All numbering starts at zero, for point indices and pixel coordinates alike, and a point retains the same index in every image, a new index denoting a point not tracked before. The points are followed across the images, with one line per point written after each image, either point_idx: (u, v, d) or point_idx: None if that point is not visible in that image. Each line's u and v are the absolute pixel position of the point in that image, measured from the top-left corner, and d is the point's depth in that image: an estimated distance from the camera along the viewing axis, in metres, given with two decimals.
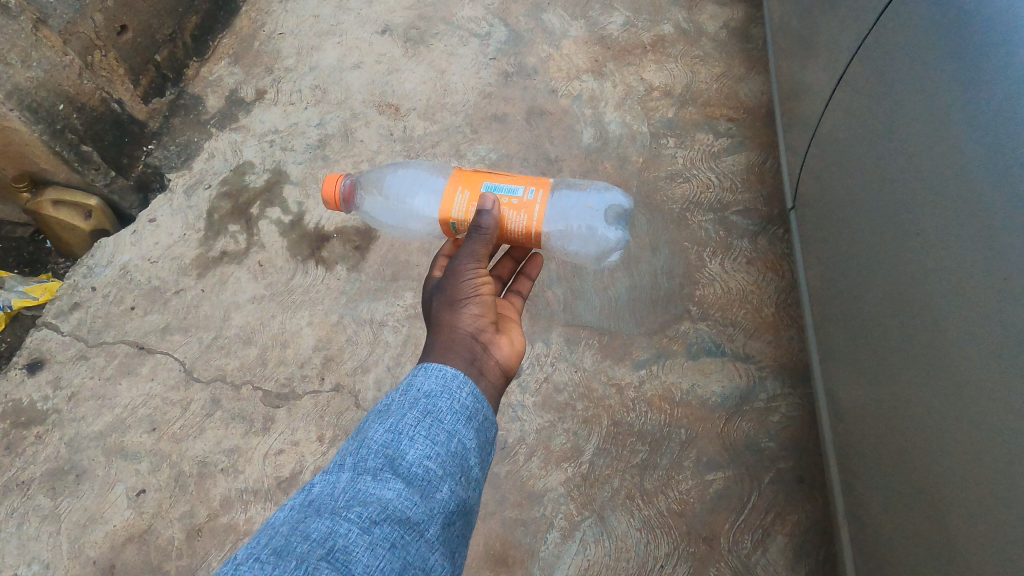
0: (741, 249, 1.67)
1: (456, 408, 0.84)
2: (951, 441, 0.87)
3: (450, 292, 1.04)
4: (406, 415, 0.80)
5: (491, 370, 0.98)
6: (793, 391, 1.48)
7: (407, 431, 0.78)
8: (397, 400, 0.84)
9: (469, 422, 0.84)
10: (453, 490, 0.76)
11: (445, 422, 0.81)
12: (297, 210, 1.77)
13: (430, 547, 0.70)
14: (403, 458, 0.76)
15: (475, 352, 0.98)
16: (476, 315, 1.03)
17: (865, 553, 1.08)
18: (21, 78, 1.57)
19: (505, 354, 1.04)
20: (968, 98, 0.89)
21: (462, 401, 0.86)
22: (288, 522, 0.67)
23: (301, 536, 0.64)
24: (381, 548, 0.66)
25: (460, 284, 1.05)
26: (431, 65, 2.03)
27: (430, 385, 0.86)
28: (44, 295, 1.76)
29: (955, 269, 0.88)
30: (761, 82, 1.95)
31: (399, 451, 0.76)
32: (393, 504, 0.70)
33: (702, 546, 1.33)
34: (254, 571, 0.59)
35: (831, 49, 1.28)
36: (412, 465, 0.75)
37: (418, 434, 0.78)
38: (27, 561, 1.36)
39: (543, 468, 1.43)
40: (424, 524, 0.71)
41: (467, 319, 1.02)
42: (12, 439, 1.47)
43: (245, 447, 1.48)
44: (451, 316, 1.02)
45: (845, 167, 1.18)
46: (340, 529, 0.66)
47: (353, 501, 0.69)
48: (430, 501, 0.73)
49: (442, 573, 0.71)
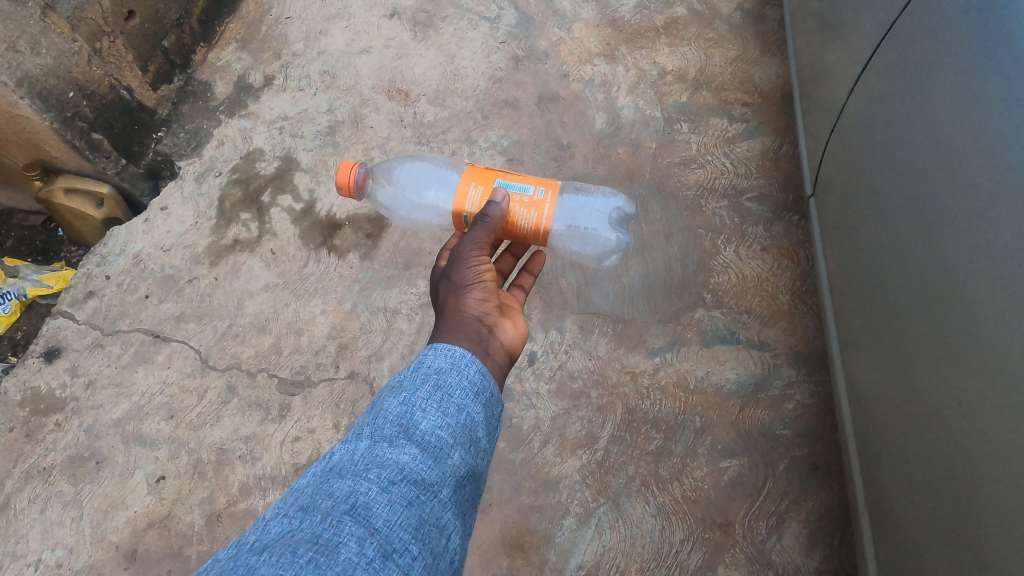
0: (757, 236, 1.66)
1: (465, 383, 0.83)
2: (981, 429, 0.85)
3: (455, 278, 1.03)
4: (418, 389, 0.80)
5: (497, 352, 0.97)
6: (809, 378, 1.47)
7: (420, 403, 0.78)
8: (408, 376, 0.83)
9: (478, 397, 0.83)
10: (464, 457, 0.77)
11: (455, 396, 0.81)
12: (308, 197, 1.77)
13: (443, 506, 0.71)
14: (416, 427, 0.76)
15: (481, 334, 0.96)
16: (480, 300, 1.02)
17: (887, 543, 1.06)
18: (31, 65, 1.56)
19: (509, 337, 1.02)
20: (1001, 78, 0.87)
21: (471, 377, 0.85)
22: (312, 484, 0.68)
23: (325, 495, 0.66)
24: (399, 505, 0.67)
25: (465, 270, 1.04)
26: (440, 49, 2.01)
27: (440, 362, 0.85)
28: (58, 284, 1.78)
29: (986, 255, 0.86)
30: (776, 66, 1.93)
31: (413, 421, 0.76)
32: (409, 466, 0.71)
33: (717, 532, 1.34)
34: (282, 527, 0.61)
35: (853, 30, 1.25)
36: (425, 433, 0.75)
37: (430, 405, 0.78)
38: (50, 546, 1.38)
39: (559, 455, 1.43)
40: (438, 486, 0.72)
41: (472, 303, 1.01)
42: (32, 427, 1.49)
43: (261, 434, 1.49)
44: (457, 301, 1.01)
45: (866, 153, 1.16)
46: (361, 488, 0.67)
47: (372, 465, 0.70)
48: (442, 465, 0.74)
49: (455, 532, 0.71)
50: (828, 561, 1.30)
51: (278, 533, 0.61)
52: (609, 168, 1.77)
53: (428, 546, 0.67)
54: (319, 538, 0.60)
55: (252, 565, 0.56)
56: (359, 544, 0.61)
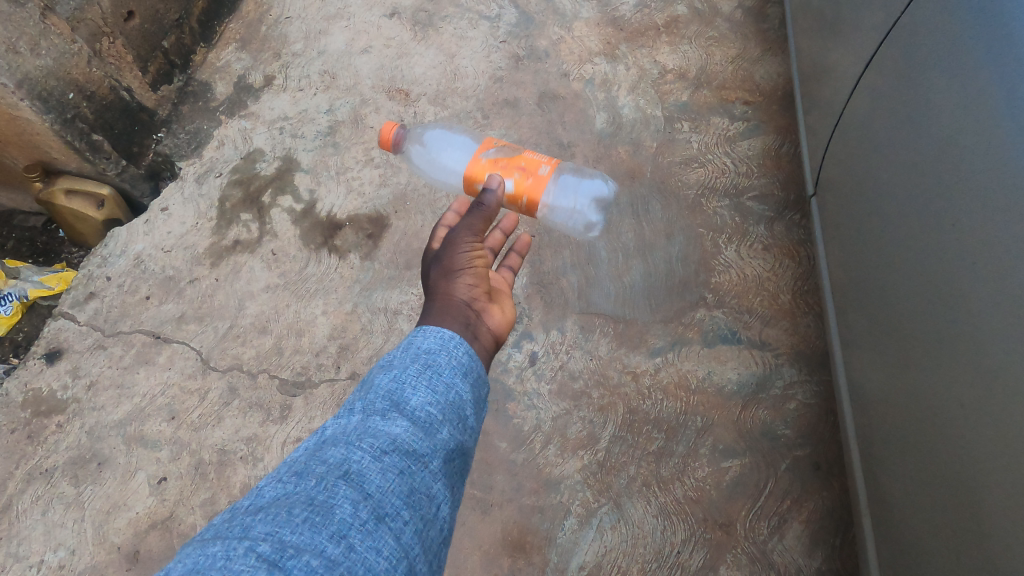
0: (758, 235, 1.66)
1: (454, 363, 0.82)
2: (984, 428, 0.85)
3: (446, 262, 1.03)
4: (408, 366, 0.79)
5: (485, 336, 0.96)
6: (810, 378, 1.47)
7: (410, 380, 0.77)
8: (398, 355, 0.82)
9: (466, 376, 0.82)
10: (454, 432, 0.76)
11: (445, 374, 0.80)
12: (308, 198, 1.77)
13: (433, 477, 0.71)
14: (407, 402, 0.75)
15: (469, 319, 0.95)
16: (470, 285, 1.01)
17: (890, 544, 1.06)
18: (31, 67, 1.56)
19: (497, 323, 1.01)
20: (1003, 80, 0.87)
21: (460, 358, 0.84)
22: (305, 453, 0.69)
23: (319, 461, 0.67)
24: (391, 473, 0.67)
25: (456, 254, 1.03)
26: (440, 49, 2.00)
27: (429, 343, 0.84)
28: (59, 285, 1.79)
29: (989, 255, 0.86)
30: (778, 64, 1.92)
31: (403, 396, 0.75)
32: (400, 437, 0.71)
33: (719, 532, 1.34)
34: (277, 491, 0.62)
35: (855, 30, 1.25)
36: (416, 408, 0.75)
37: (421, 382, 0.77)
38: (53, 547, 1.39)
39: (560, 455, 1.43)
40: (429, 457, 0.72)
41: (462, 288, 1.00)
42: (34, 429, 1.49)
43: (262, 435, 1.49)
44: (447, 285, 1.00)
45: (868, 154, 1.15)
46: (354, 456, 0.67)
47: (364, 435, 0.70)
48: (433, 438, 0.73)
49: (446, 502, 0.71)
50: (830, 561, 1.30)
51: (272, 497, 0.62)
52: (610, 168, 1.77)
53: (419, 512, 0.67)
54: (313, 501, 0.61)
55: (248, 525, 0.58)
56: (353, 507, 0.62)
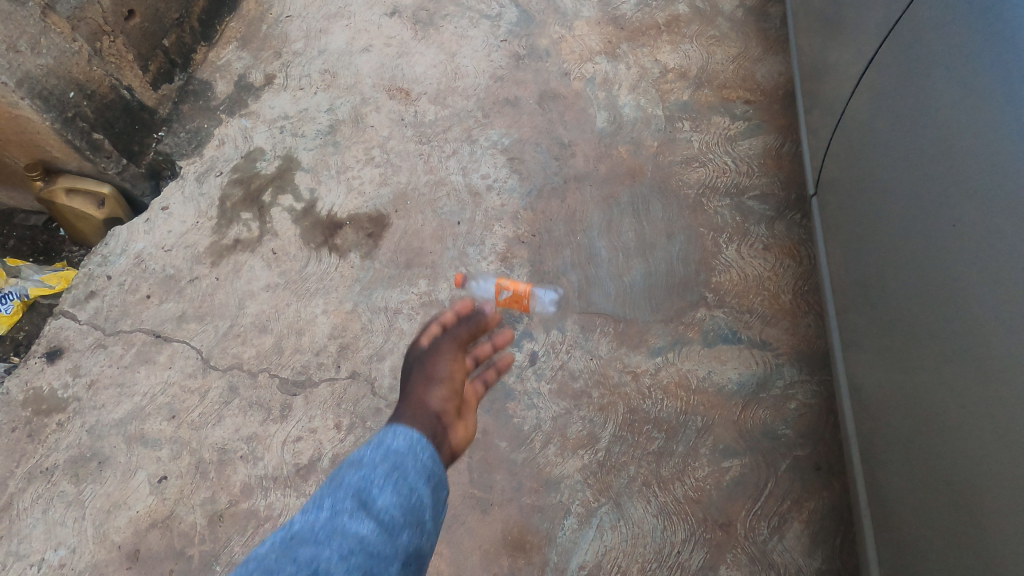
0: (758, 235, 1.65)
1: (421, 467, 0.83)
2: (983, 429, 0.85)
3: (427, 367, 1.03)
4: (377, 467, 0.81)
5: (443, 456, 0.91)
6: (811, 378, 1.47)
7: (377, 481, 0.79)
8: (367, 455, 0.83)
9: (431, 483, 0.83)
10: (414, 537, 0.77)
11: (410, 477, 0.81)
12: (309, 197, 1.77)
13: None
14: (373, 503, 0.77)
15: (434, 433, 0.92)
16: (444, 396, 0.99)
17: (890, 545, 1.06)
18: (32, 65, 1.57)
19: (460, 441, 0.96)
20: (1005, 80, 0.87)
21: (426, 463, 0.84)
22: (272, 552, 0.71)
23: (289, 560, 0.69)
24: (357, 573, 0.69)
25: (439, 363, 1.04)
26: (441, 48, 2.00)
27: (398, 444, 0.85)
28: (60, 284, 1.80)
29: (989, 256, 0.86)
30: (779, 64, 1.92)
31: (370, 496, 0.77)
32: (367, 538, 0.73)
33: (719, 532, 1.34)
34: None
35: (856, 29, 1.25)
36: (382, 510, 0.76)
37: (387, 484, 0.79)
38: (53, 546, 1.39)
39: (560, 455, 1.43)
40: (390, 560, 0.73)
41: (434, 397, 0.98)
42: (35, 427, 1.49)
43: (263, 434, 1.49)
44: (421, 393, 0.98)
45: (868, 153, 1.15)
46: (322, 554, 0.70)
47: (332, 534, 0.72)
48: (396, 541, 0.75)
49: None
50: (830, 561, 1.29)
51: None
52: (610, 167, 1.77)
53: None
54: None
55: None
56: None
